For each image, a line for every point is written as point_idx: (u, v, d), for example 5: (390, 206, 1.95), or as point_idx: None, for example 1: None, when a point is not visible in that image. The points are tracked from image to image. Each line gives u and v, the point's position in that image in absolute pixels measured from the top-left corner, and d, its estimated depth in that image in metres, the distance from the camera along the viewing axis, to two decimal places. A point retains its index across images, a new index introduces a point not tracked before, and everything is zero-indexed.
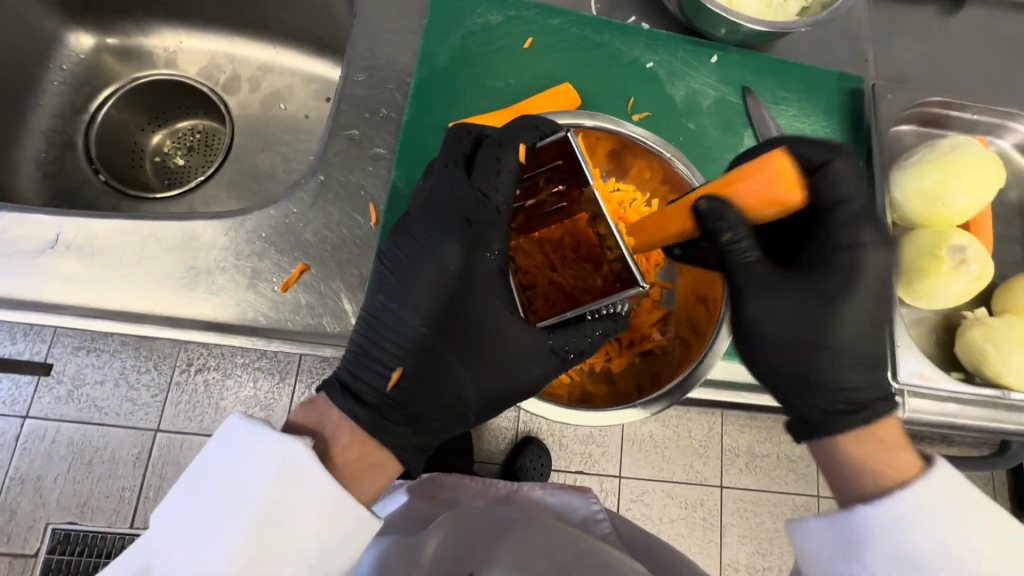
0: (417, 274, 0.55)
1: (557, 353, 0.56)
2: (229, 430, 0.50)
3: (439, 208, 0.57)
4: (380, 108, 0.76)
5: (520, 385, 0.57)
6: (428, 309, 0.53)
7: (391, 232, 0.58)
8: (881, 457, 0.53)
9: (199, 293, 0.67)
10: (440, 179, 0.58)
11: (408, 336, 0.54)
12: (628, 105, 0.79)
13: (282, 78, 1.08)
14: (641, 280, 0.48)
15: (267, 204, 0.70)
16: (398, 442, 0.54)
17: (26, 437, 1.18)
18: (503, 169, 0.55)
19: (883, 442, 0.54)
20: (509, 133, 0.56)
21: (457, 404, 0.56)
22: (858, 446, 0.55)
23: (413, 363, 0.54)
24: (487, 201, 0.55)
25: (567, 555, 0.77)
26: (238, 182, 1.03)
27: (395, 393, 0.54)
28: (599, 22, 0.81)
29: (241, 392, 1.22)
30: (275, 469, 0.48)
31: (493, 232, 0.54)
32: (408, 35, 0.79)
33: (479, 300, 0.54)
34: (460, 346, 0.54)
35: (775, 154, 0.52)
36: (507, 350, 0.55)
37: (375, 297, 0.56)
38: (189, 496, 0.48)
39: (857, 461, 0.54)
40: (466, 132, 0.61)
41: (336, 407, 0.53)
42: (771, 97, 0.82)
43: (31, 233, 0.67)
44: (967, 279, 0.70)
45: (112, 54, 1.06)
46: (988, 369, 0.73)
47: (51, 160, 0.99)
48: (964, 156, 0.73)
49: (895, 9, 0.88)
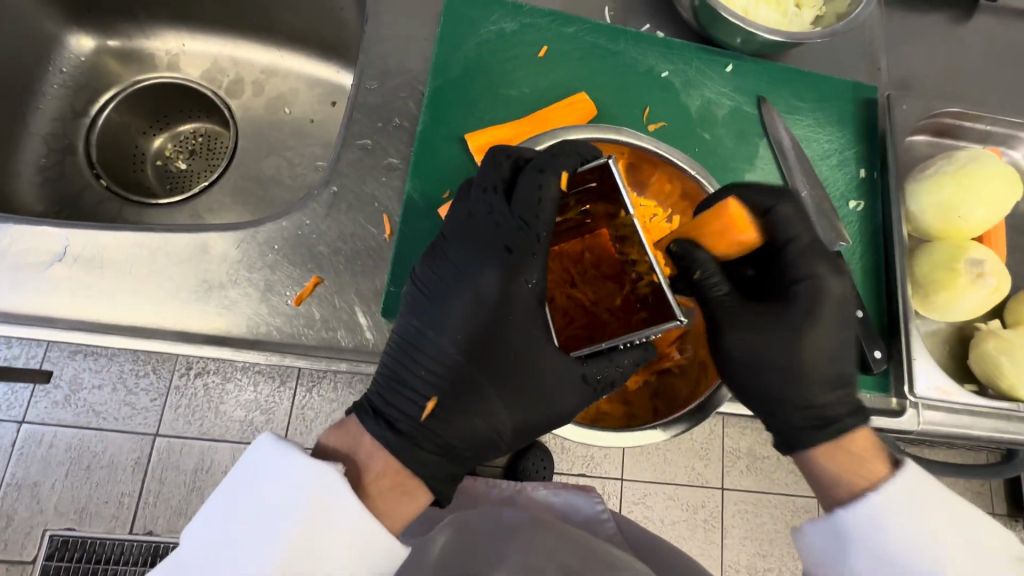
0: (454, 300, 0.57)
1: (588, 383, 0.56)
2: (262, 451, 0.52)
3: (477, 234, 0.58)
4: (393, 117, 0.75)
5: (554, 415, 0.58)
6: (464, 337, 0.56)
7: (426, 256, 0.60)
8: (852, 469, 0.55)
9: (212, 307, 0.66)
10: (479, 204, 0.60)
11: (444, 364, 0.56)
12: (644, 115, 0.78)
13: (287, 81, 1.07)
14: (679, 312, 0.47)
15: (280, 215, 0.69)
16: (429, 471, 0.55)
17: (23, 442, 1.16)
18: (546, 196, 0.55)
19: (852, 453, 0.56)
20: (552, 158, 0.57)
21: (489, 433, 0.57)
22: (827, 456, 0.57)
23: (447, 391, 0.56)
24: (528, 229, 0.56)
25: (573, 555, 0.75)
26: (242, 187, 1.01)
27: (429, 421, 0.55)
28: (613, 30, 0.80)
29: (241, 396, 1.20)
30: (305, 495, 0.49)
31: (532, 262, 0.56)
32: (421, 42, 0.78)
33: (515, 330, 0.55)
34: (495, 375, 0.56)
35: (728, 203, 0.58)
36: (540, 381, 0.56)
37: (412, 322, 0.58)
38: (220, 521, 0.50)
39: (832, 473, 0.56)
40: (506, 154, 0.61)
41: (369, 432, 0.54)
42: (786, 106, 0.81)
43: (39, 246, 0.66)
44: (983, 292, 0.72)
45: (113, 56, 1.04)
46: (1002, 382, 0.74)
47: (51, 165, 0.97)
48: (979, 169, 0.75)
49: (908, 17, 0.88)
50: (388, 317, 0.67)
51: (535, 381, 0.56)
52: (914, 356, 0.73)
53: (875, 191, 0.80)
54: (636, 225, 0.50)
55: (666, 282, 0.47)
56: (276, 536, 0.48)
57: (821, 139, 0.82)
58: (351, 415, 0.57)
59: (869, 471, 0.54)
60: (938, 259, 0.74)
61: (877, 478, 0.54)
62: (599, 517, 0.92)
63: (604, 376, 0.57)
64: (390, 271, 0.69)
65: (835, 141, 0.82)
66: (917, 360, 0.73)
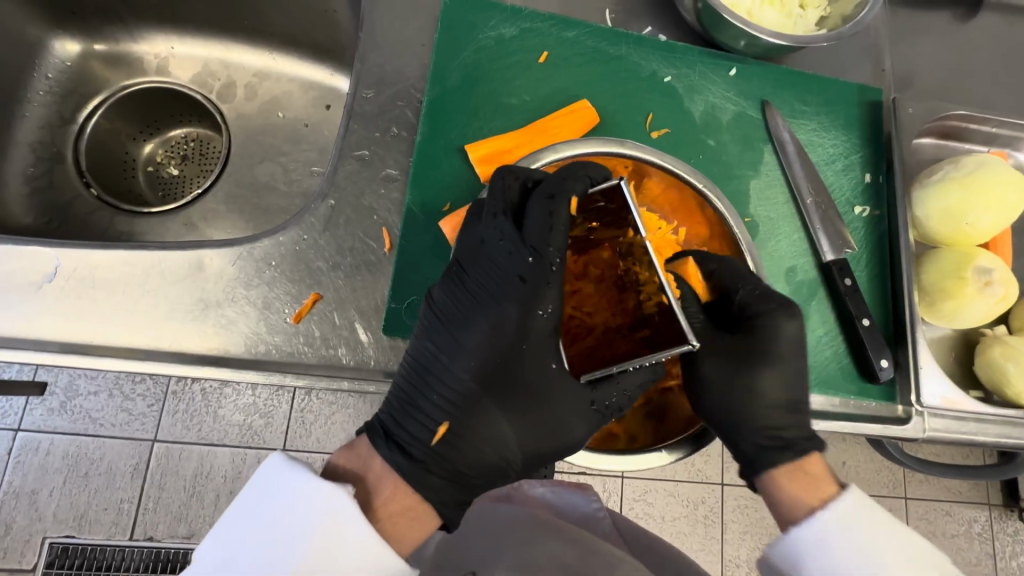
0: (470, 326, 0.56)
1: (597, 410, 0.56)
2: (274, 472, 0.51)
3: (491, 255, 0.57)
4: (391, 126, 0.73)
5: (564, 444, 0.58)
6: (478, 364, 0.55)
7: (444, 277, 0.59)
8: (803, 489, 0.58)
9: (208, 326, 0.65)
10: (489, 229, 0.58)
11: (457, 391, 0.55)
12: (647, 121, 0.77)
13: (280, 84, 1.04)
14: (690, 337, 0.45)
15: (275, 231, 0.68)
16: (437, 497, 0.54)
17: (20, 450, 1.15)
18: (556, 224, 0.54)
19: (808, 476, 0.58)
20: (561, 182, 0.55)
21: (498, 460, 0.57)
22: (787, 479, 0.59)
23: (458, 417, 0.55)
24: (540, 258, 0.54)
25: (570, 553, 0.71)
26: (236, 194, 0.99)
27: (440, 446, 0.54)
28: (614, 34, 0.78)
29: (240, 400, 1.21)
30: (317, 515, 0.48)
31: (548, 290, 0.54)
32: (418, 48, 0.76)
33: (527, 362, 0.55)
34: (506, 402, 0.56)
35: None
36: (551, 410, 0.56)
37: (426, 346, 0.57)
38: (226, 544, 0.48)
39: (784, 489, 0.59)
40: (513, 174, 0.60)
41: (380, 456, 0.54)
42: (790, 110, 0.80)
43: (28, 265, 0.64)
44: (991, 301, 0.71)
45: (101, 60, 1.01)
46: (1008, 389, 0.73)
47: (40, 174, 0.94)
48: (988, 175, 0.73)
49: (910, 17, 0.87)
50: (389, 333, 0.66)
51: (549, 413, 0.56)
52: (921, 365, 0.72)
53: (880, 196, 0.79)
54: (646, 245, 0.48)
55: (676, 302, 0.45)
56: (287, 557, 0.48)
57: (826, 143, 0.80)
58: (362, 435, 0.57)
59: (820, 493, 0.57)
60: (945, 267, 0.73)
61: (827, 498, 0.56)
62: (597, 516, 0.90)
63: (612, 402, 0.56)
64: (391, 286, 0.67)
65: (840, 145, 0.80)
66: (923, 369, 0.72)
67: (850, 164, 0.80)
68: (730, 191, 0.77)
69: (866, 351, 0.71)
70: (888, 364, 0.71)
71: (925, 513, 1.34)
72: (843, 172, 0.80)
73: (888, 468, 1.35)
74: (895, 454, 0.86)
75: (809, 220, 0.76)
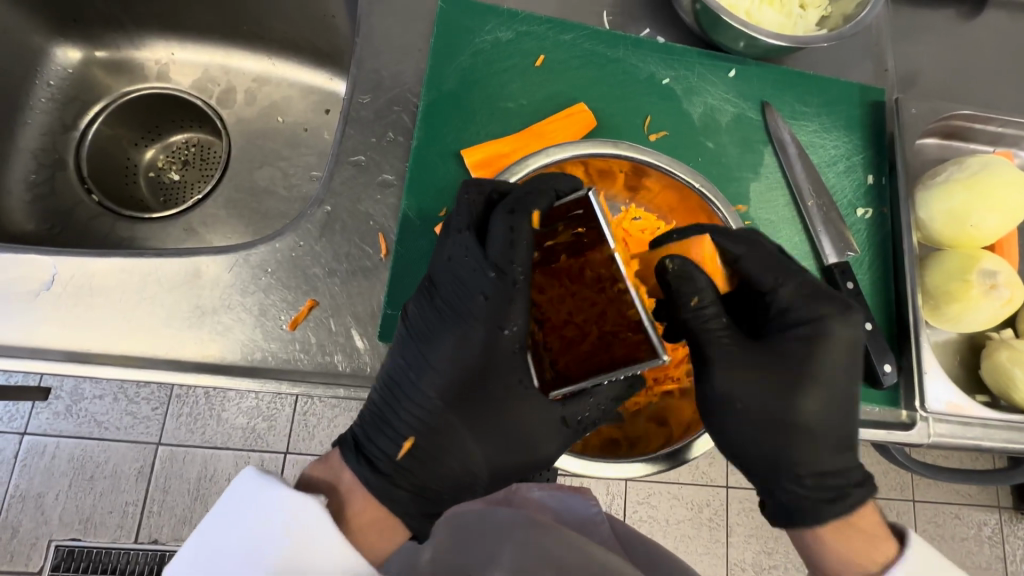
0: (436, 343, 0.56)
1: (569, 424, 0.57)
2: (247, 484, 0.50)
3: (456, 272, 0.57)
4: (387, 132, 0.73)
5: (533, 458, 0.58)
6: (443, 380, 0.55)
7: (416, 293, 0.60)
8: (856, 548, 0.54)
9: (205, 332, 0.65)
10: (455, 246, 0.58)
11: (423, 407, 0.56)
12: (645, 124, 0.76)
13: (279, 89, 1.04)
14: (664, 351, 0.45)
15: (271, 236, 0.67)
16: (404, 509, 0.54)
17: (25, 454, 1.15)
18: (517, 241, 0.54)
19: (864, 534, 0.54)
20: (522, 199, 0.56)
21: (464, 474, 0.57)
22: (838, 538, 0.55)
23: (425, 433, 0.56)
24: (503, 276, 0.54)
25: (566, 559, 0.70)
26: (236, 200, 0.99)
27: (406, 461, 0.55)
28: (612, 37, 0.78)
29: (243, 404, 1.21)
30: (291, 524, 0.48)
31: (511, 308, 0.53)
32: (414, 53, 0.76)
33: (492, 377, 0.55)
34: (472, 419, 0.56)
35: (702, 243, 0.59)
36: (516, 426, 0.56)
37: (395, 361, 0.58)
38: (204, 553, 0.48)
39: (837, 554, 0.54)
40: (476, 187, 0.60)
41: (349, 469, 0.54)
42: (791, 111, 0.79)
43: (26, 272, 0.64)
44: (996, 304, 0.70)
45: (102, 67, 1.02)
46: (1014, 394, 0.72)
47: (42, 181, 0.95)
48: (991, 176, 0.72)
49: (912, 15, 0.86)
50: (384, 339, 0.65)
51: (517, 430, 0.56)
52: (924, 369, 0.71)
53: (882, 197, 0.78)
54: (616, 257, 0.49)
55: (647, 318, 0.46)
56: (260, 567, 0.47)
57: (827, 144, 0.79)
58: (336, 448, 0.57)
59: (879, 554, 0.53)
60: (949, 270, 0.72)
61: (886, 561, 0.53)
62: (595, 519, 0.88)
63: (585, 417, 0.57)
64: (387, 292, 0.67)
65: (841, 146, 0.79)
66: (926, 373, 0.71)
67: (852, 165, 0.79)
68: (730, 194, 0.76)
69: (869, 356, 0.70)
70: (891, 368, 0.70)
71: (934, 517, 1.32)
72: (845, 173, 0.79)
73: (895, 471, 1.33)
74: (900, 459, 0.85)
75: (810, 222, 0.75)
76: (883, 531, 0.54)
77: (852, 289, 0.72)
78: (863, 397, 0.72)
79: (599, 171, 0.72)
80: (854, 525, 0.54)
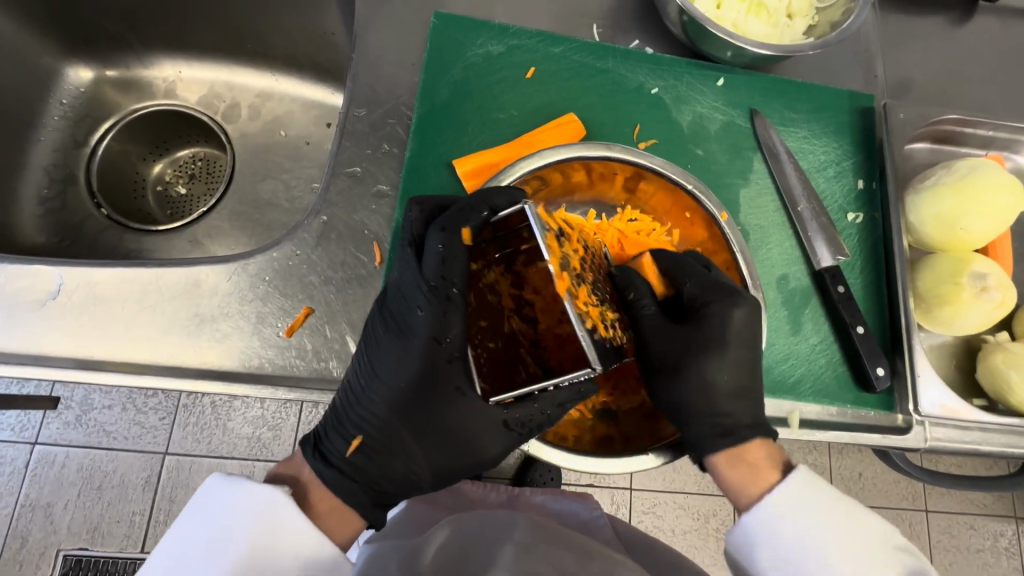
0: (382, 350, 0.57)
1: (511, 428, 0.56)
2: (217, 485, 0.53)
3: (399, 284, 0.58)
4: (382, 143, 0.75)
5: (480, 459, 0.59)
6: (389, 385, 0.57)
7: (374, 303, 0.62)
8: (748, 476, 0.59)
9: (205, 340, 0.67)
10: (399, 260, 0.59)
11: (371, 409, 0.57)
12: (634, 132, 0.77)
13: (282, 104, 1.07)
14: (596, 360, 0.47)
15: (270, 246, 0.69)
16: (357, 499, 0.56)
17: (36, 463, 1.18)
18: (449, 256, 0.54)
19: (750, 464, 0.59)
20: (455, 216, 0.55)
21: (410, 473, 0.59)
22: (729, 467, 0.60)
23: (373, 432, 0.57)
24: (436, 290, 0.54)
25: (566, 555, 0.69)
26: (240, 212, 1.02)
27: (355, 458, 0.57)
28: (602, 49, 0.79)
29: (249, 413, 1.23)
30: (253, 516, 0.51)
31: (445, 319, 0.54)
32: (409, 67, 0.78)
33: (434, 384, 0.55)
34: (417, 423, 0.57)
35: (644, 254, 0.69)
36: (457, 431, 0.56)
37: (352, 366, 0.60)
38: (178, 552, 0.50)
39: (733, 482, 0.60)
40: (418, 205, 0.61)
41: (307, 463, 0.57)
42: (780, 118, 0.80)
43: (36, 283, 0.67)
44: (988, 307, 0.70)
45: (112, 85, 1.06)
46: (1012, 397, 0.71)
47: (53, 196, 0.98)
48: (980, 179, 0.72)
49: (901, 22, 0.87)
50: None
51: (460, 434, 0.56)
52: (919, 372, 0.70)
53: (873, 202, 0.79)
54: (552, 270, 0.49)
55: (580, 328, 0.48)
56: (228, 558, 0.50)
57: (816, 150, 0.80)
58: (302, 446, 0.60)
59: (764, 480, 0.58)
60: (940, 273, 0.72)
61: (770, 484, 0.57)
62: (597, 523, 0.87)
63: (530, 421, 0.57)
64: None
65: (830, 152, 0.80)
66: (921, 376, 0.70)
67: (842, 170, 0.80)
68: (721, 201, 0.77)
69: (861, 360, 0.70)
70: (884, 372, 0.70)
71: (948, 527, 1.30)
72: (836, 179, 0.79)
73: (906, 479, 1.31)
74: (901, 465, 0.85)
75: (802, 228, 0.75)
76: (768, 461, 0.59)
77: (843, 293, 0.72)
78: (858, 402, 0.72)
79: (594, 174, 0.72)
80: (741, 454, 0.60)
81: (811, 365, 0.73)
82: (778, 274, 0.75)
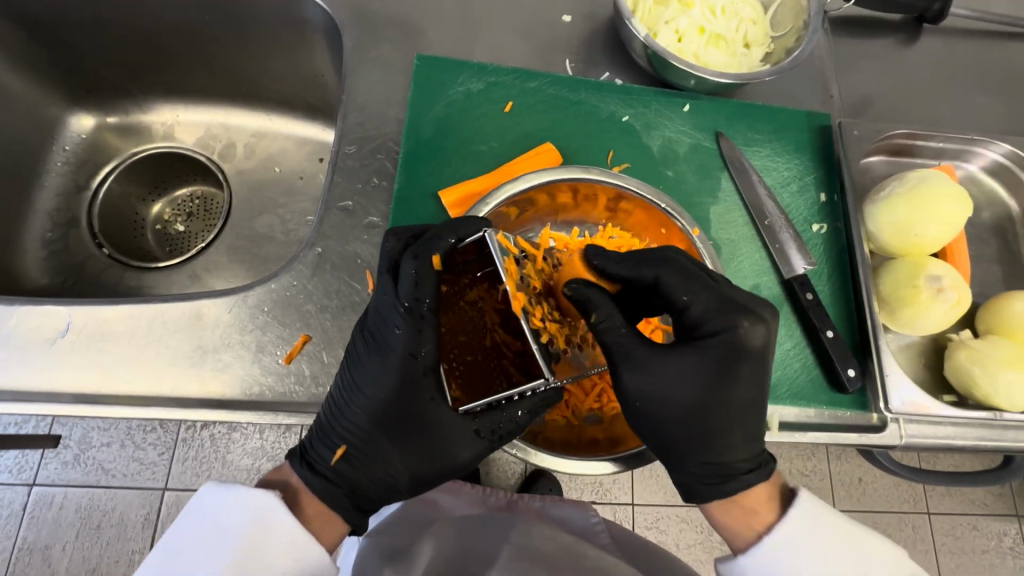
0: (364, 365, 0.61)
1: (483, 436, 0.63)
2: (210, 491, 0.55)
3: (377, 307, 0.61)
4: (372, 177, 0.80)
5: (453, 463, 0.64)
6: (370, 398, 0.61)
7: (356, 323, 0.65)
8: (742, 521, 0.61)
9: (207, 370, 0.70)
10: (377, 284, 0.62)
11: (354, 420, 0.61)
12: (608, 158, 0.83)
13: (276, 142, 1.13)
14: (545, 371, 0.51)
15: (268, 279, 0.73)
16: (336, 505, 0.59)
17: (34, 505, 1.18)
18: (422, 281, 0.57)
19: (744, 508, 0.61)
20: (428, 242, 0.58)
21: (389, 478, 0.63)
22: (723, 512, 0.62)
23: (355, 441, 0.61)
24: (412, 310, 0.58)
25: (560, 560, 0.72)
26: (237, 246, 1.06)
27: (340, 466, 0.60)
28: (573, 82, 0.85)
29: (247, 444, 1.24)
30: (247, 514, 0.53)
31: (419, 338, 0.58)
32: (396, 105, 0.83)
33: (413, 396, 0.60)
34: (398, 431, 0.62)
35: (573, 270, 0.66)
36: (435, 437, 0.62)
37: (336, 381, 0.63)
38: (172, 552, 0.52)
39: (729, 526, 0.62)
40: (394, 234, 0.63)
41: (294, 472, 0.60)
42: (743, 138, 0.86)
43: (42, 324, 0.70)
44: (945, 306, 0.74)
45: (113, 131, 1.11)
46: (978, 392, 0.75)
47: (57, 239, 1.02)
48: (928, 189, 0.77)
49: (851, 45, 0.93)
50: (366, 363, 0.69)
51: (437, 439, 0.62)
52: (887, 371, 0.74)
53: (836, 214, 0.84)
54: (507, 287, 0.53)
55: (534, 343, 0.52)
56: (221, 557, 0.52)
57: (779, 167, 0.85)
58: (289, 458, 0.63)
59: (758, 521, 0.60)
60: (899, 277, 0.77)
61: (766, 525, 0.60)
62: (594, 530, 0.89)
63: (499, 428, 0.62)
64: None
65: (792, 168, 0.86)
66: (890, 376, 0.74)
67: (804, 184, 0.85)
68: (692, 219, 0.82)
69: (832, 362, 0.74)
70: (855, 373, 0.73)
71: (951, 529, 1.32)
72: (799, 193, 0.85)
73: (906, 482, 1.33)
74: (886, 464, 0.88)
75: (769, 239, 0.80)
76: (763, 502, 0.61)
77: (812, 300, 0.77)
78: (832, 403, 0.75)
79: (577, 196, 0.77)
80: (737, 501, 0.61)
81: (787, 369, 0.76)
82: (750, 283, 0.79)
